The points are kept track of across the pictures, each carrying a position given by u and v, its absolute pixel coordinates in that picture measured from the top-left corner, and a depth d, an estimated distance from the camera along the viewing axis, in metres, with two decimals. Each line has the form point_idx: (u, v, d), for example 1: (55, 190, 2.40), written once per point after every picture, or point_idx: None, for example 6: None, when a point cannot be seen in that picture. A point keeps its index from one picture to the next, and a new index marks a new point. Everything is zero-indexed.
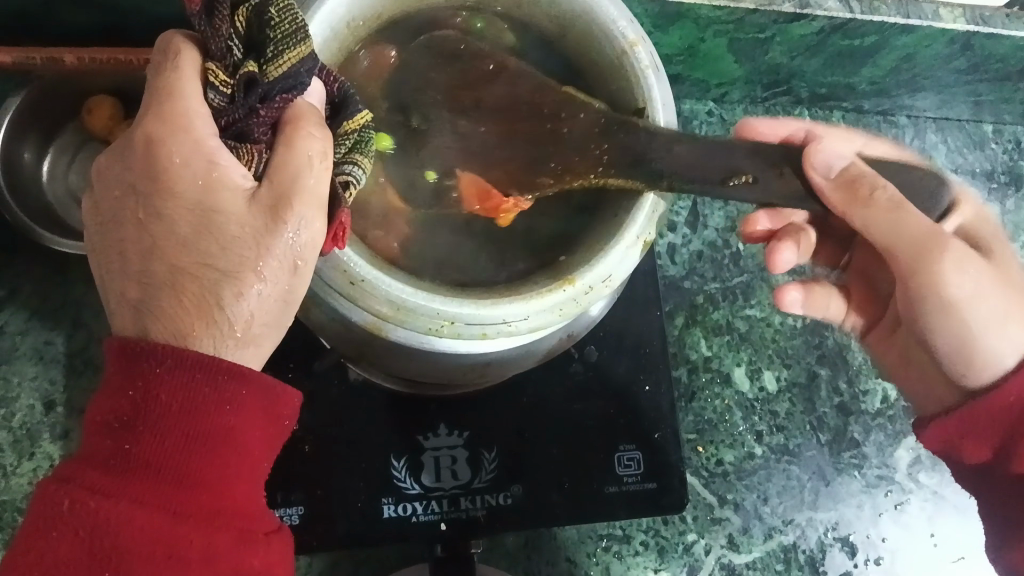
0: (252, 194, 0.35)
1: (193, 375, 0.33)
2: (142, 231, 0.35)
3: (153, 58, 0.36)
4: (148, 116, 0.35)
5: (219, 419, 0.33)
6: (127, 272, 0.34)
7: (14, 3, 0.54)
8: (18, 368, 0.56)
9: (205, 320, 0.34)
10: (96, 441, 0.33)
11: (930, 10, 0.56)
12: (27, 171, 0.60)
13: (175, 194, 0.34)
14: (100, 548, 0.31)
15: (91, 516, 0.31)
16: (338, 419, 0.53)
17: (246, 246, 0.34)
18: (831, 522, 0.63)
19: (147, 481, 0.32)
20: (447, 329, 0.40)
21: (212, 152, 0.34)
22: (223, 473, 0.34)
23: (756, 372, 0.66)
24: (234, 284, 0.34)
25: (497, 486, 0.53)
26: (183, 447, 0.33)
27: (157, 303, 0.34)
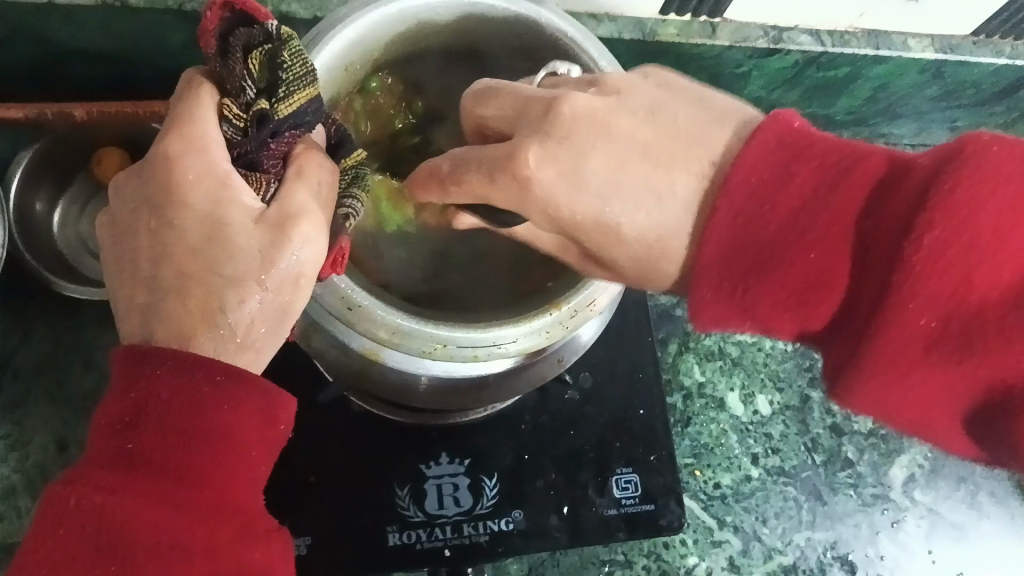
0: (260, 214, 0.38)
1: (193, 376, 0.35)
2: (155, 240, 0.37)
3: (176, 91, 0.38)
4: (164, 138, 0.37)
5: (217, 418, 0.35)
6: (137, 278, 0.37)
7: (28, 61, 0.57)
8: (31, 411, 0.58)
9: (207, 322, 0.37)
10: (103, 443, 0.35)
11: (899, 41, 0.61)
12: (37, 219, 0.62)
13: (186, 206, 0.37)
14: (107, 539, 0.32)
15: (96, 510, 0.32)
16: (341, 450, 0.55)
17: (252, 257, 0.37)
18: (831, 540, 0.65)
19: (151, 477, 0.34)
20: (439, 351, 0.42)
21: (224, 174, 0.37)
22: (223, 472, 0.35)
23: (749, 396, 0.68)
24: (237, 291, 0.37)
25: (498, 511, 0.54)
26: (181, 444, 0.34)
27: (165, 309, 0.36)
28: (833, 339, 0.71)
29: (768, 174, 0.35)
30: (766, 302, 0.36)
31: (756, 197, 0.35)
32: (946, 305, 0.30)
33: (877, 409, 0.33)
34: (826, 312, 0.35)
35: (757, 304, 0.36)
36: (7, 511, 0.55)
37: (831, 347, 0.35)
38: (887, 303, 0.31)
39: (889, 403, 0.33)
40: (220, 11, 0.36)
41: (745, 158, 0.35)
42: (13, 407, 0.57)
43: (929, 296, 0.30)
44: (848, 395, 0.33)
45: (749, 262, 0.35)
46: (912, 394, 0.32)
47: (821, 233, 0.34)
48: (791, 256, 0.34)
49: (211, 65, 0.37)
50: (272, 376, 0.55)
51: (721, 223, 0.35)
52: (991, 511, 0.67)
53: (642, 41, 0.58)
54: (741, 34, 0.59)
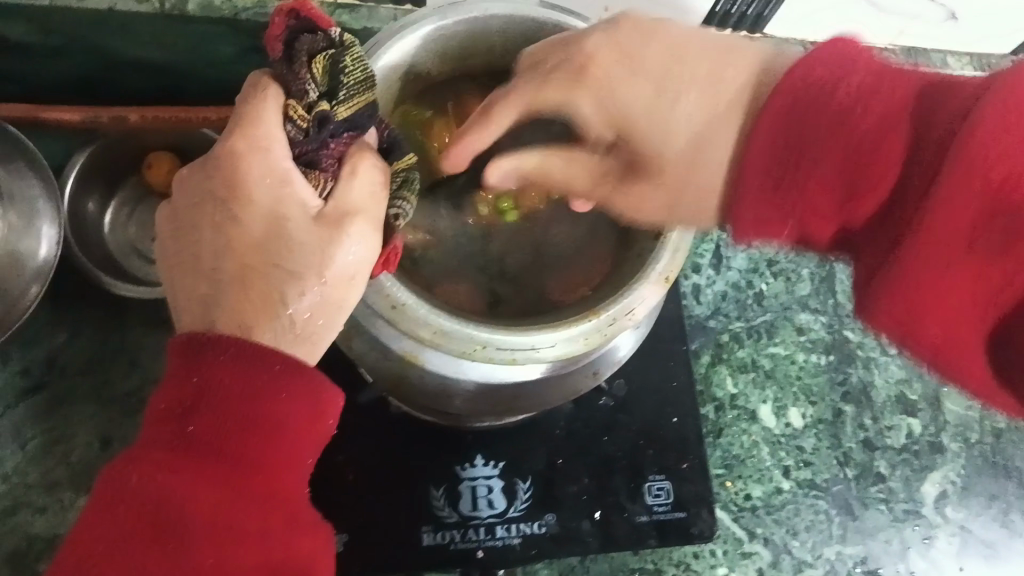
0: (319, 213, 0.39)
1: (254, 366, 0.37)
2: (218, 233, 0.38)
3: (241, 91, 0.40)
4: (229, 136, 0.38)
5: (274, 408, 0.37)
6: (198, 271, 0.38)
7: (86, 67, 0.59)
8: (80, 407, 0.59)
9: (269, 314, 0.38)
10: (161, 425, 0.36)
11: (938, 58, 0.63)
12: (89, 220, 0.64)
13: (251, 204, 0.38)
14: (168, 520, 0.34)
15: (159, 489, 0.34)
16: (378, 450, 0.56)
17: (311, 253, 0.39)
18: (861, 555, 0.65)
19: (209, 461, 0.35)
20: (479, 353, 0.43)
21: (285, 173, 0.39)
22: (276, 459, 0.37)
23: (782, 409, 0.68)
24: (298, 284, 0.38)
25: (531, 515, 0.55)
26: (239, 431, 0.36)
27: (225, 299, 0.37)
28: (868, 354, 0.70)
29: (815, 106, 0.39)
30: (808, 193, 0.40)
31: (789, 136, 0.39)
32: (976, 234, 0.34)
33: (901, 326, 0.37)
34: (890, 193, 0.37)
35: (794, 206, 0.40)
36: (50, 503, 0.57)
37: (869, 250, 0.39)
38: (907, 214, 0.36)
39: (913, 300, 0.36)
40: (285, 19, 0.39)
41: (794, 76, 0.40)
42: (61, 402, 0.59)
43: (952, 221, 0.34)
44: (864, 311, 0.39)
45: (784, 155, 0.40)
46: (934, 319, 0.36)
47: (867, 126, 0.37)
48: (825, 158, 0.39)
49: (275, 67, 0.39)
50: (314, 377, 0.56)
51: (765, 134, 0.40)
52: None
53: None
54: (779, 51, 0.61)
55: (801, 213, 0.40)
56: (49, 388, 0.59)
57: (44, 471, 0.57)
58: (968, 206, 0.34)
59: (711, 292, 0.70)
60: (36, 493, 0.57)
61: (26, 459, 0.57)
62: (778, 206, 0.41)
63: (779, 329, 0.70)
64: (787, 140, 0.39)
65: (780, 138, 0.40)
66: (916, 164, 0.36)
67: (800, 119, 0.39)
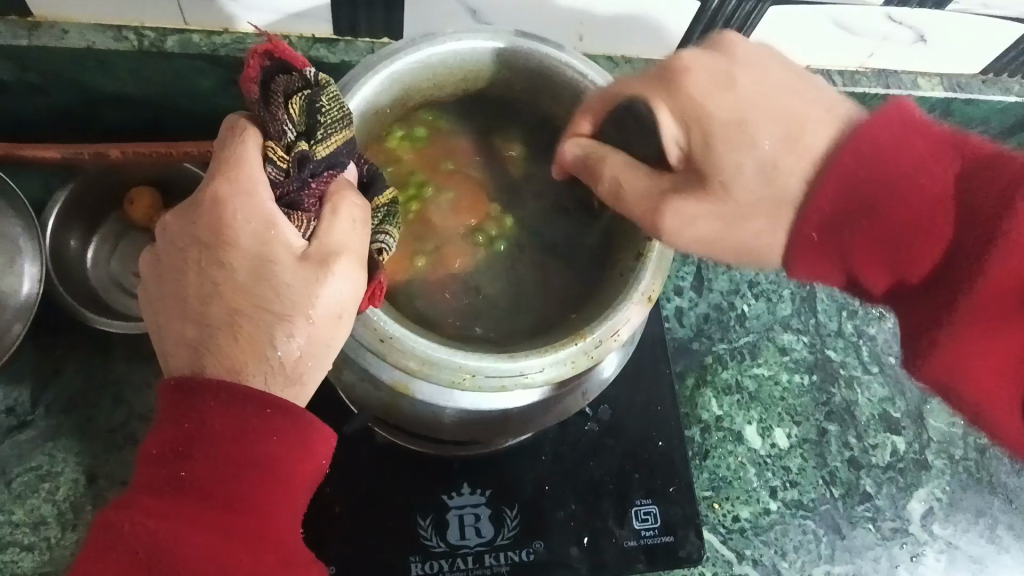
0: (304, 253, 0.39)
1: (243, 406, 0.36)
2: (203, 277, 0.38)
3: (219, 136, 0.40)
4: (212, 180, 0.38)
5: (266, 449, 0.36)
6: (186, 316, 0.38)
7: (65, 103, 0.59)
8: (63, 445, 0.59)
9: (257, 357, 0.38)
10: (152, 470, 0.36)
11: (908, 80, 0.65)
12: (71, 257, 0.64)
13: (236, 247, 0.38)
14: (158, 567, 0.33)
15: (150, 536, 0.33)
16: (364, 481, 0.55)
17: (298, 293, 0.38)
18: (850, 574, 0.65)
19: (201, 505, 0.35)
20: (468, 381, 0.42)
21: (270, 214, 0.38)
22: (268, 501, 0.36)
23: (767, 429, 0.69)
24: (285, 326, 0.38)
25: (519, 542, 0.55)
26: (230, 474, 0.36)
27: (215, 343, 0.38)
28: (851, 372, 0.71)
29: (877, 151, 0.40)
30: (867, 244, 0.41)
31: (863, 172, 0.40)
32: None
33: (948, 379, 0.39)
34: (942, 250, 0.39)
35: (856, 252, 0.41)
36: (35, 542, 0.56)
37: (915, 307, 0.41)
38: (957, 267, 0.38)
39: (955, 365, 0.38)
40: (260, 59, 0.38)
41: (867, 130, 0.40)
42: (45, 440, 0.59)
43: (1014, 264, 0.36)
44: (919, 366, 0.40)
45: (858, 210, 0.40)
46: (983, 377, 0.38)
47: (931, 194, 0.39)
48: (895, 212, 0.40)
49: (251, 107, 0.39)
50: None
51: (839, 173, 0.40)
52: (1009, 545, 0.67)
53: None
54: None
55: (864, 262, 0.42)
56: (34, 425, 0.59)
57: (27, 510, 0.57)
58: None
59: (694, 316, 0.71)
60: (21, 533, 0.56)
61: (10, 498, 0.57)
62: (834, 250, 0.42)
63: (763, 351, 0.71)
64: (852, 179, 0.40)
65: (855, 171, 0.40)
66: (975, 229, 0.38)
67: (877, 175, 0.40)
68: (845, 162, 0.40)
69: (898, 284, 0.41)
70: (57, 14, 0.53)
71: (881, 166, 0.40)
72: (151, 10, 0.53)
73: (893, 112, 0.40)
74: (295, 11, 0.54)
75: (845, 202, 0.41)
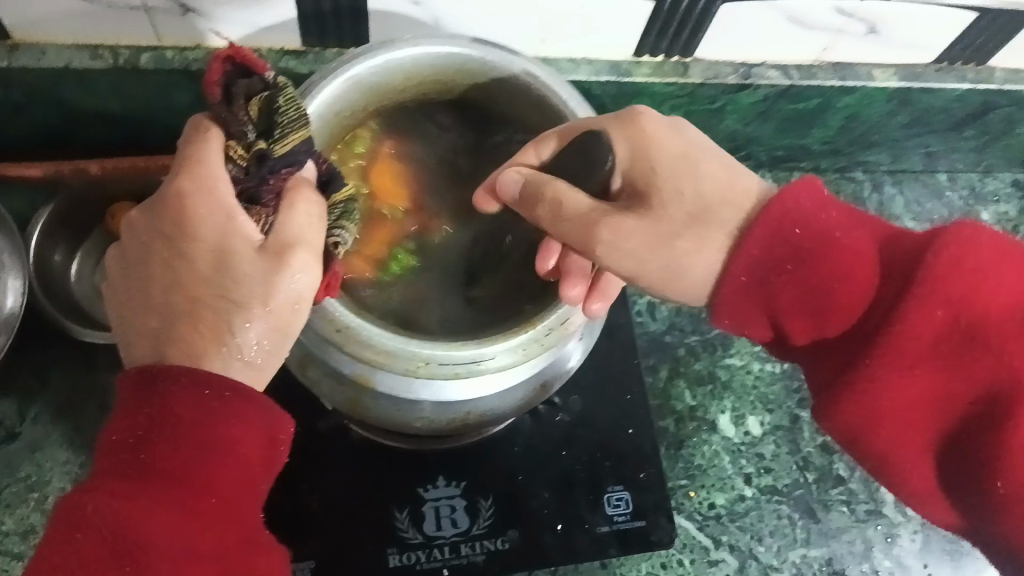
0: (261, 245, 0.41)
1: (201, 392, 0.38)
2: (166, 269, 0.41)
3: (183, 133, 0.42)
4: (176, 177, 0.41)
5: (225, 432, 0.39)
6: (148, 306, 0.40)
7: (43, 122, 0.61)
8: (50, 453, 0.61)
9: (217, 342, 0.40)
10: (116, 454, 0.38)
11: (864, 72, 0.66)
12: (57, 270, 0.66)
13: (197, 240, 0.40)
14: (124, 544, 0.36)
15: (114, 514, 0.36)
16: (342, 477, 0.57)
17: (256, 283, 0.40)
18: (825, 557, 0.66)
19: (164, 485, 0.37)
20: (423, 368, 0.45)
21: (230, 209, 0.41)
22: (228, 481, 0.39)
23: (740, 418, 0.70)
24: (243, 314, 0.40)
25: (494, 531, 0.56)
26: (192, 456, 0.38)
27: (179, 333, 0.40)
28: None
29: (800, 217, 0.43)
30: (792, 294, 0.44)
31: (786, 234, 0.43)
32: (948, 346, 0.40)
33: (860, 424, 0.42)
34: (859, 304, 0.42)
35: (780, 302, 0.44)
36: (27, 549, 0.58)
37: (830, 359, 0.44)
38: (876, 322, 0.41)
39: (874, 413, 0.41)
40: (223, 65, 0.39)
41: (788, 196, 0.43)
42: (33, 449, 0.61)
43: (925, 322, 0.39)
44: (835, 414, 0.42)
45: (790, 262, 0.43)
46: (892, 421, 0.41)
47: (847, 254, 0.43)
48: (819, 266, 0.43)
49: (213, 107, 0.40)
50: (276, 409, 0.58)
51: (766, 229, 0.43)
52: None
53: (618, 82, 0.63)
54: (712, 71, 0.64)
55: (790, 314, 0.44)
56: (22, 436, 0.61)
57: (18, 518, 0.59)
58: (944, 319, 0.39)
59: (666, 309, 0.73)
60: (13, 541, 0.58)
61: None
62: (761, 299, 0.44)
63: (735, 342, 0.72)
64: (778, 237, 0.43)
65: (778, 231, 0.43)
66: (893, 285, 0.41)
67: (793, 235, 0.43)
68: (761, 224, 0.43)
69: (819, 334, 0.44)
70: (35, 35, 0.55)
71: (799, 228, 0.43)
72: (123, 27, 0.55)
73: (809, 184, 0.44)
74: (260, 24, 0.56)
75: (773, 256, 0.43)
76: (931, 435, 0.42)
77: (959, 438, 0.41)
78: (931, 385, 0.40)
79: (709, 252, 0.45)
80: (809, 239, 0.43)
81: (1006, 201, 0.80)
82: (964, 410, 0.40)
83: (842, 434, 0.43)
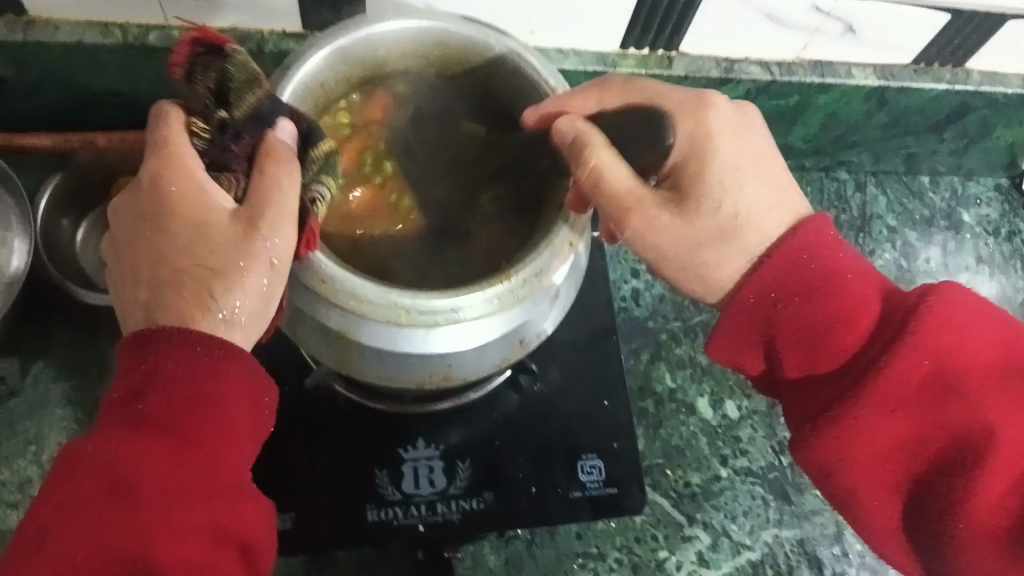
0: (233, 212, 0.44)
1: (193, 350, 0.41)
2: (152, 245, 0.43)
3: (151, 123, 0.46)
4: (150, 160, 0.45)
5: (215, 387, 0.42)
6: (139, 279, 0.43)
7: (59, 99, 0.65)
8: (51, 410, 0.64)
9: (201, 307, 0.42)
10: (111, 408, 0.41)
11: (843, 71, 0.69)
12: (64, 236, 0.70)
13: (173, 214, 0.43)
14: (118, 488, 0.39)
15: (108, 460, 0.39)
16: (327, 434, 0.60)
17: (230, 250, 0.43)
18: (797, 537, 0.68)
19: (157, 435, 0.40)
20: (403, 318, 0.47)
21: (200, 181, 0.44)
22: (217, 434, 0.42)
23: (718, 401, 0.72)
24: (224, 280, 0.43)
25: (470, 492, 0.58)
26: (183, 408, 0.41)
27: (163, 298, 0.42)
28: None
29: (801, 254, 0.48)
30: (789, 328, 0.48)
31: (797, 278, 0.48)
32: (922, 390, 0.44)
33: (828, 461, 0.46)
34: (845, 348, 0.47)
35: (781, 329, 0.48)
36: (22, 499, 0.61)
37: (811, 390, 0.48)
38: (866, 363, 0.46)
39: (838, 459, 0.46)
40: (186, 49, 0.46)
41: (792, 240, 0.48)
42: (34, 407, 0.64)
43: (920, 360, 0.44)
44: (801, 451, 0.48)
45: (783, 299, 0.48)
46: (861, 462, 0.45)
47: (858, 294, 0.47)
48: (824, 301, 0.47)
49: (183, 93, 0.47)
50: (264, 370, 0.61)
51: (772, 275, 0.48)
52: None
53: (604, 72, 0.66)
54: (695, 66, 0.67)
55: (788, 344, 0.49)
56: (24, 393, 0.64)
57: (15, 470, 0.62)
58: (922, 367, 0.44)
59: (650, 296, 0.75)
60: (9, 492, 0.61)
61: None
62: (752, 335, 0.50)
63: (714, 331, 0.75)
64: (795, 272, 0.48)
65: (795, 266, 0.48)
66: (883, 330, 0.46)
67: (803, 274, 0.48)
68: (778, 261, 0.48)
69: (810, 369, 0.48)
70: (48, 12, 0.59)
71: (804, 268, 0.48)
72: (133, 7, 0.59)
73: (816, 225, 0.49)
74: (264, 7, 0.59)
75: (784, 292, 0.48)
76: (894, 478, 0.46)
77: (926, 479, 0.45)
78: (921, 425, 0.44)
79: (732, 266, 0.49)
80: (803, 276, 0.48)
81: (988, 204, 0.83)
82: (937, 451, 0.44)
83: (817, 467, 0.47)
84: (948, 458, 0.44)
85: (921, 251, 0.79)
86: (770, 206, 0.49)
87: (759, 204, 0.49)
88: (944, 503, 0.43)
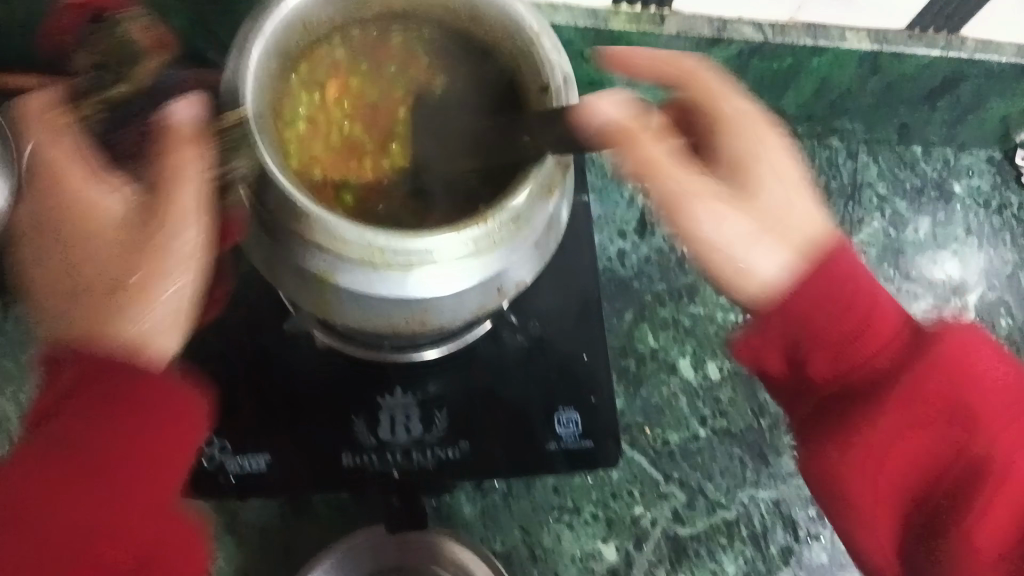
0: (122, 220, 0.52)
1: (94, 381, 0.50)
2: (64, 256, 0.53)
3: (46, 142, 0.55)
4: (52, 182, 0.54)
5: (130, 415, 0.50)
6: (49, 287, 0.53)
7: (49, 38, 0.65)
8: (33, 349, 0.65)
9: (95, 318, 0.51)
10: (47, 437, 0.50)
11: (836, 33, 0.69)
12: None
13: (82, 238, 0.52)
14: (49, 510, 0.49)
15: (29, 483, 0.49)
16: (305, 378, 0.60)
17: (113, 262, 0.51)
18: (773, 499, 0.68)
19: (73, 464, 0.50)
20: (378, 257, 0.48)
21: (102, 196, 0.53)
22: (135, 457, 0.51)
23: (700, 362, 0.72)
24: (122, 293, 0.51)
25: (445, 440, 0.59)
26: (99, 440, 0.50)
27: (79, 303, 0.51)
28: None
29: (830, 294, 0.52)
30: (820, 344, 0.52)
31: (821, 290, 0.52)
32: (945, 430, 0.51)
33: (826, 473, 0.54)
34: (875, 357, 0.52)
35: (810, 338, 0.52)
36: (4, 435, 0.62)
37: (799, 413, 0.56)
38: (868, 412, 0.52)
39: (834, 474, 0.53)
40: None
41: (840, 262, 0.53)
42: (17, 345, 0.65)
43: (908, 395, 0.51)
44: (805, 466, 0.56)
45: (804, 322, 0.52)
46: (887, 472, 0.52)
47: (865, 310, 0.52)
48: (846, 317, 0.52)
49: None
50: (244, 314, 0.61)
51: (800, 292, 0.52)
52: None
53: (596, 29, 0.66)
54: (687, 24, 0.67)
55: (811, 348, 0.53)
56: (8, 332, 0.65)
57: None
58: (932, 411, 0.51)
59: (636, 256, 0.75)
60: None
61: None
62: (774, 341, 0.54)
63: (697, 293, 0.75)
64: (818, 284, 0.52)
65: (828, 272, 0.52)
66: (913, 368, 0.51)
67: (836, 292, 0.52)
68: (815, 276, 0.52)
69: (838, 372, 0.53)
70: None
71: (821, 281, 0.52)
72: None
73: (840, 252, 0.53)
74: None
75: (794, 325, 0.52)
76: (897, 502, 0.52)
77: (931, 499, 0.51)
78: (939, 457, 0.51)
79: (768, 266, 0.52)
80: (826, 302, 0.52)
81: (980, 175, 0.82)
82: (927, 484, 0.51)
83: (821, 475, 0.54)
84: (954, 488, 0.51)
85: (910, 221, 0.80)
86: (807, 210, 0.54)
87: (796, 209, 0.54)
88: (943, 527, 0.50)
